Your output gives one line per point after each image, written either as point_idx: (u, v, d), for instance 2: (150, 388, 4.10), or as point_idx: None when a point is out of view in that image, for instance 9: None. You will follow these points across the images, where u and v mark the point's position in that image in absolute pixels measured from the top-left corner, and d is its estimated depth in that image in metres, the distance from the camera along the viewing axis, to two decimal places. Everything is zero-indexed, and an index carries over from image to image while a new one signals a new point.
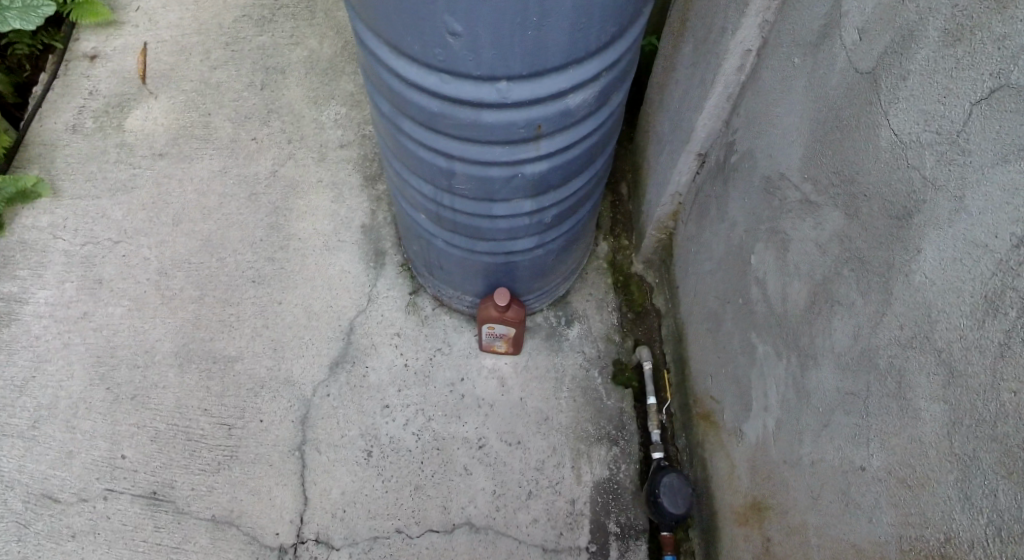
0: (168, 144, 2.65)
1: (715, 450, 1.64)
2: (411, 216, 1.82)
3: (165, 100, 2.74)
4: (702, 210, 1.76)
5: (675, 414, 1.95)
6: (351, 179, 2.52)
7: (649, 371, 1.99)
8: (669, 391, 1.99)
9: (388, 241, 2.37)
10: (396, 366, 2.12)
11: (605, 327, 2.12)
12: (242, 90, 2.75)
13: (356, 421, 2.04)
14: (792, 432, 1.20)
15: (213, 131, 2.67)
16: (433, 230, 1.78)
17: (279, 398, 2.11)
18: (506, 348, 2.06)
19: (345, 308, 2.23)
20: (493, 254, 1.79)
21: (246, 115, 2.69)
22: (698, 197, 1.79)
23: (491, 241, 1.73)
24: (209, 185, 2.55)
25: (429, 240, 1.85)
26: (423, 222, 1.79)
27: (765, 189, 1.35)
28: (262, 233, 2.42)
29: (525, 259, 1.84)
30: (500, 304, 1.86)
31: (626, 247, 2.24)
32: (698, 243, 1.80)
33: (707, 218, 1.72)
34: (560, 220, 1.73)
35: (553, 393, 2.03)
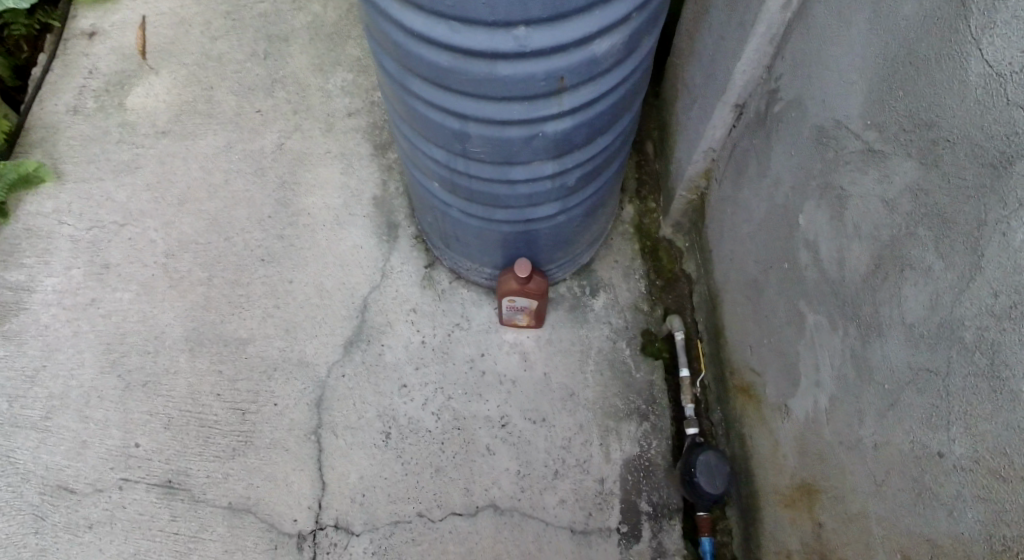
0: (170, 121, 2.55)
1: (756, 426, 1.54)
2: (424, 185, 1.70)
3: (166, 75, 2.63)
4: (742, 169, 1.64)
5: (710, 386, 1.85)
6: (360, 149, 2.40)
7: (681, 341, 1.88)
8: (703, 362, 1.88)
9: (401, 213, 2.26)
10: (413, 344, 2.02)
11: (632, 296, 2.00)
12: (245, 61, 2.63)
13: (373, 402, 1.96)
14: (851, 411, 1.09)
15: (216, 105, 2.56)
16: (448, 199, 1.67)
17: (293, 380, 2.03)
18: (528, 322, 1.96)
19: (358, 285, 2.14)
20: (513, 222, 1.67)
21: (250, 86, 2.58)
22: (737, 155, 1.67)
23: (510, 209, 1.62)
24: (215, 161, 2.45)
25: (445, 211, 1.73)
26: (436, 191, 1.67)
27: (817, 142, 1.24)
28: (270, 210, 2.32)
29: (547, 227, 1.72)
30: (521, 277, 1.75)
31: (652, 211, 2.12)
32: (736, 204, 1.68)
33: (747, 177, 1.60)
34: (584, 184, 1.61)
35: (579, 367, 1.93)
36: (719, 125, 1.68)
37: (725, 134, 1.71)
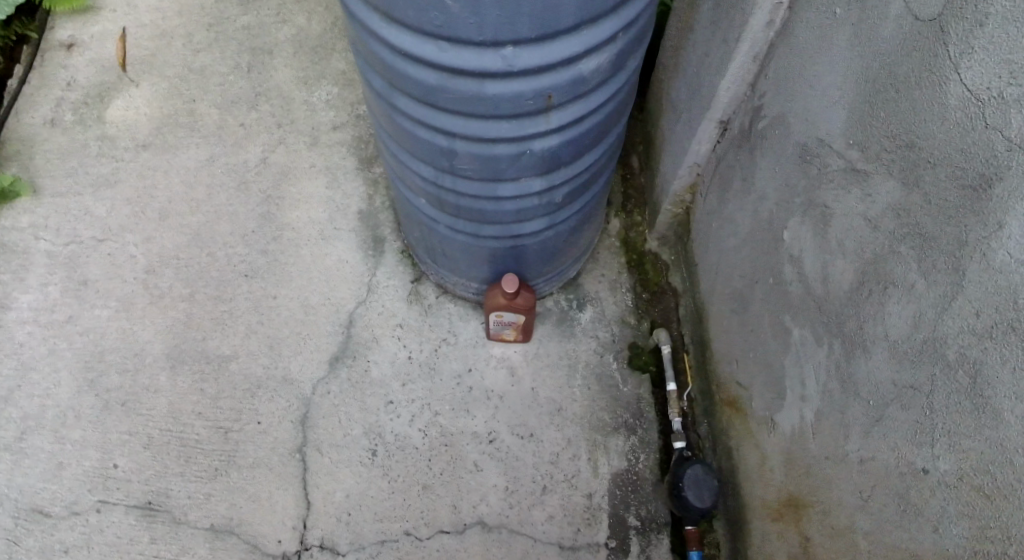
0: (152, 134, 2.54)
1: (743, 438, 1.54)
2: (411, 200, 1.70)
3: (148, 89, 2.62)
4: (727, 184, 1.65)
5: (697, 399, 1.86)
6: (345, 163, 2.40)
7: (668, 355, 1.89)
8: (691, 375, 1.89)
9: (386, 227, 2.25)
10: (400, 359, 2.00)
11: (620, 310, 2.01)
12: (227, 74, 2.63)
13: (359, 419, 1.95)
14: (838, 423, 1.10)
15: (198, 117, 2.56)
16: (435, 214, 1.66)
17: (276, 398, 2.01)
18: (515, 336, 1.95)
19: (343, 300, 2.12)
20: (501, 238, 1.67)
21: (233, 98, 2.58)
22: (721, 170, 1.68)
23: (498, 225, 1.62)
24: (197, 175, 2.45)
25: (432, 226, 1.73)
26: (423, 206, 1.67)
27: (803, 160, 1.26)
28: (253, 225, 2.31)
29: (534, 242, 1.72)
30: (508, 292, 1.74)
31: (639, 224, 2.14)
32: (721, 219, 1.69)
33: (733, 193, 1.62)
34: (571, 199, 1.62)
35: (566, 381, 1.93)
36: (704, 140, 1.70)
37: (710, 150, 1.73)
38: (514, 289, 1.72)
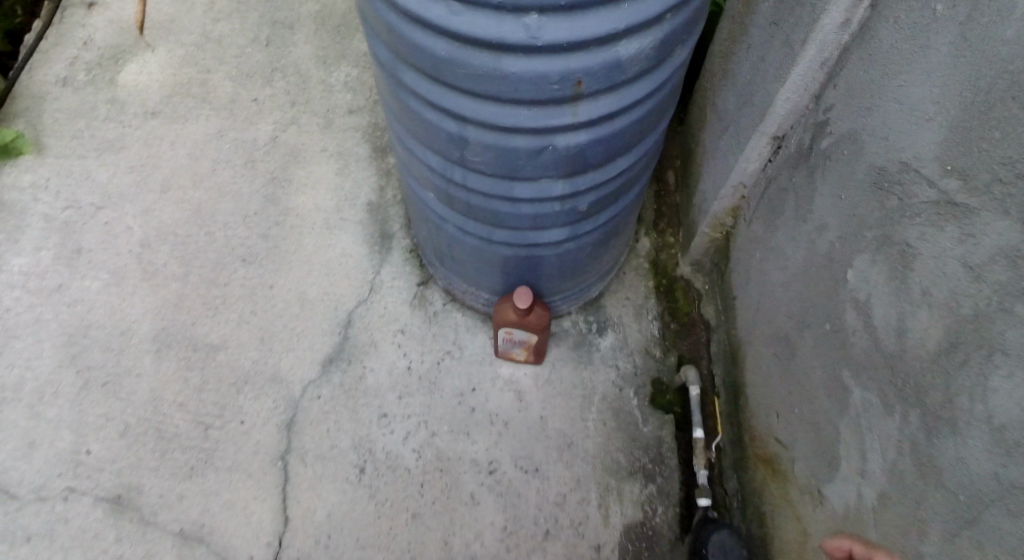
0: (163, 102, 2.39)
1: (789, 516, 1.35)
2: (419, 195, 1.53)
3: (163, 55, 2.48)
4: (778, 207, 1.45)
5: (725, 450, 1.65)
6: (358, 150, 2.23)
7: (696, 397, 1.67)
8: (720, 423, 1.68)
9: (396, 222, 2.07)
10: (398, 369, 1.81)
11: (644, 339, 1.81)
12: (245, 46, 2.48)
13: (348, 431, 1.76)
14: (936, 535, 0.92)
15: (211, 90, 2.41)
16: (443, 212, 1.49)
17: (263, 397, 1.84)
18: (526, 355, 1.75)
19: (344, 297, 1.94)
20: (514, 246, 1.49)
21: (249, 72, 2.43)
22: (771, 192, 1.49)
23: (512, 230, 1.43)
24: (204, 148, 2.30)
25: (441, 226, 1.55)
26: (431, 203, 1.50)
27: (880, 188, 1.07)
28: (256, 205, 2.17)
29: (553, 254, 1.53)
30: (518, 309, 1.54)
31: (670, 247, 1.93)
32: (770, 247, 1.48)
33: (785, 219, 1.41)
34: (597, 210, 1.42)
35: (579, 413, 1.73)
36: (752, 155, 1.50)
37: (759, 169, 1.53)
38: (525, 306, 1.53)
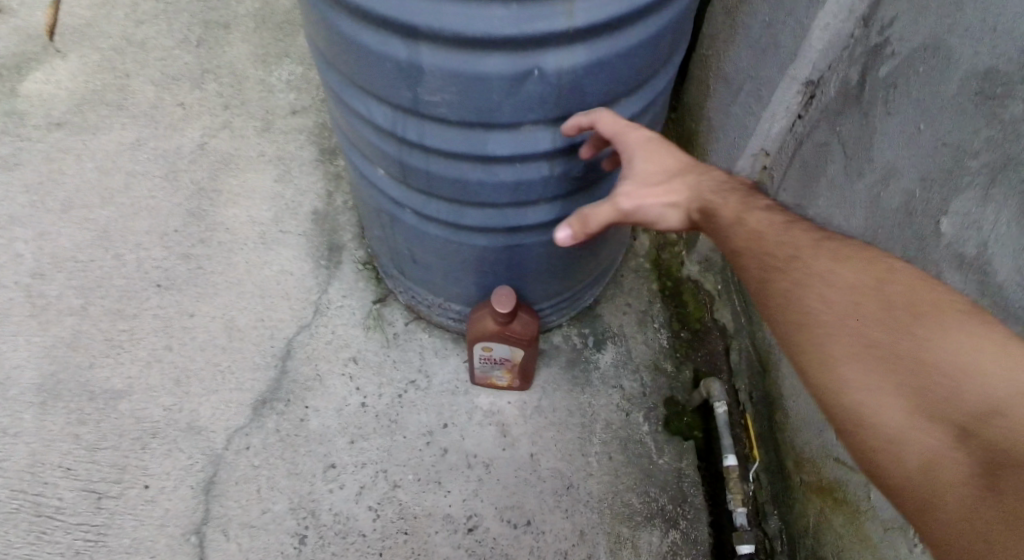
0: (71, 112, 2.04)
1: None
2: (364, 180, 1.18)
3: (75, 60, 2.13)
4: (817, 168, 1.17)
5: (764, 483, 1.31)
6: (302, 154, 1.91)
7: (724, 418, 1.33)
8: (755, 447, 1.33)
9: (347, 231, 1.73)
10: (350, 407, 1.43)
11: (651, 351, 1.46)
12: (173, 48, 2.16)
13: (284, 489, 1.36)
14: None
15: (129, 96, 2.07)
16: (395, 198, 1.14)
17: (175, 453, 1.43)
18: (510, 381, 1.39)
19: (281, 322, 1.57)
20: (490, 235, 1.15)
21: (176, 76, 2.10)
22: (801, 155, 1.22)
23: (485, 209, 1.09)
24: (117, 161, 1.95)
25: (395, 216, 1.19)
26: (379, 187, 1.15)
27: (987, 107, 0.81)
28: (177, 222, 1.82)
29: (538, 242, 1.19)
30: (500, 315, 1.18)
31: (674, 244, 1.62)
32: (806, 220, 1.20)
33: (831, 180, 1.12)
34: (594, 179, 1.11)
35: (579, 448, 1.36)
36: (778, 112, 1.22)
37: (787, 128, 1.25)
38: (510, 311, 1.17)
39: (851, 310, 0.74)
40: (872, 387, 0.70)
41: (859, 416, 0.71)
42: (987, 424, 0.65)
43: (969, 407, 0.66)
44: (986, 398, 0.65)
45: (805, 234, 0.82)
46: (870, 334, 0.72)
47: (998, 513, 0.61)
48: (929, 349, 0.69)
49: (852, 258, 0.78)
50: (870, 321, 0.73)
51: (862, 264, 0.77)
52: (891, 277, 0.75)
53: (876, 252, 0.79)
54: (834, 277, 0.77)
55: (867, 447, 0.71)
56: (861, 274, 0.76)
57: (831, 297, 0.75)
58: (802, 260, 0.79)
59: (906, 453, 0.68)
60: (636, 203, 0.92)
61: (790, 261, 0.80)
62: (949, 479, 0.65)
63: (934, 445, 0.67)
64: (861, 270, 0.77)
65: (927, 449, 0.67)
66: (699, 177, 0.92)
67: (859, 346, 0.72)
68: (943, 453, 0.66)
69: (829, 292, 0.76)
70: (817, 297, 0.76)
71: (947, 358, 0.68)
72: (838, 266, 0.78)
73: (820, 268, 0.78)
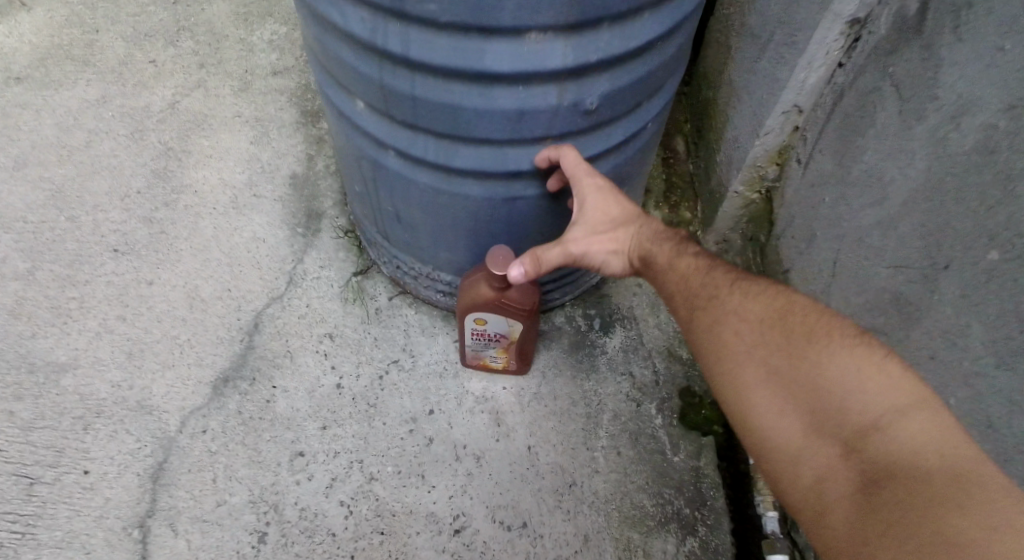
0: (31, 66, 1.86)
1: None
2: (341, 117, 1.00)
3: (40, 13, 1.95)
4: (861, 117, 0.99)
5: None
6: (282, 115, 1.74)
7: None
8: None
9: (327, 197, 1.56)
10: (323, 389, 1.26)
11: (665, 336, 1.32)
12: (147, 3, 1.99)
13: (245, 478, 1.19)
14: None
15: (97, 52, 1.89)
16: (375, 137, 0.96)
17: (121, 434, 1.26)
18: (505, 362, 1.23)
19: (249, 293, 1.40)
20: (488, 183, 0.96)
21: (149, 32, 1.93)
22: (846, 105, 1.03)
23: (481, 144, 0.90)
24: (78, 118, 1.77)
25: (377, 159, 1.00)
26: (357, 125, 0.97)
27: None
28: (140, 183, 1.64)
29: (542, 194, 1.01)
30: (496, 280, 1.01)
31: (688, 223, 1.51)
32: (848, 183, 1.01)
33: (887, 127, 0.93)
34: (613, 117, 0.92)
35: (583, 441, 1.21)
36: (817, 58, 1.03)
37: (827, 78, 1.06)
38: (507, 275, 1.00)
39: (759, 340, 0.80)
40: (774, 411, 0.77)
41: (763, 440, 0.77)
42: (867, 444, 0.70)
43: (853, 428, 0.72)
44: (866, 417, 0.71)
45: (725, 272, 0.88)
46: (774, 362, 0.78)
47: (873, 523, 0.66)
48: (821, 374, 0.75)
49: (761, 294, 0.84)
50: (774, 350, 0.78)
51: (772, 297, 0.83)
52: (794, 308, 0.81)
53: (787, 286, 0.84)
54: (745, 310, 0.83)
55: (778, 471, 0.76)
56: (771, 306, 0.82)
57: (741, 328, 0.81)
58: (719, 300, 0.85)
59: (801, 471, 0.73)
60: (586, 248, 0.94)
61: (711, 298, 0.86)
62: (836, 497, 0.70)
63: (824, 461, 0.72)
64: (769, 303, 0.82)
65: (817, 466, 0.72)
66: (645, 226, 0.95)
67: (764, 375, 0.78)
68: (833, 470, 0.71)
69: (740, 324, 0.82)
70: (730, 330, 0.82)
71: (837, 383, 0.74)
72: (749, 300, 0.83)
73: (734, 304, 0.83)
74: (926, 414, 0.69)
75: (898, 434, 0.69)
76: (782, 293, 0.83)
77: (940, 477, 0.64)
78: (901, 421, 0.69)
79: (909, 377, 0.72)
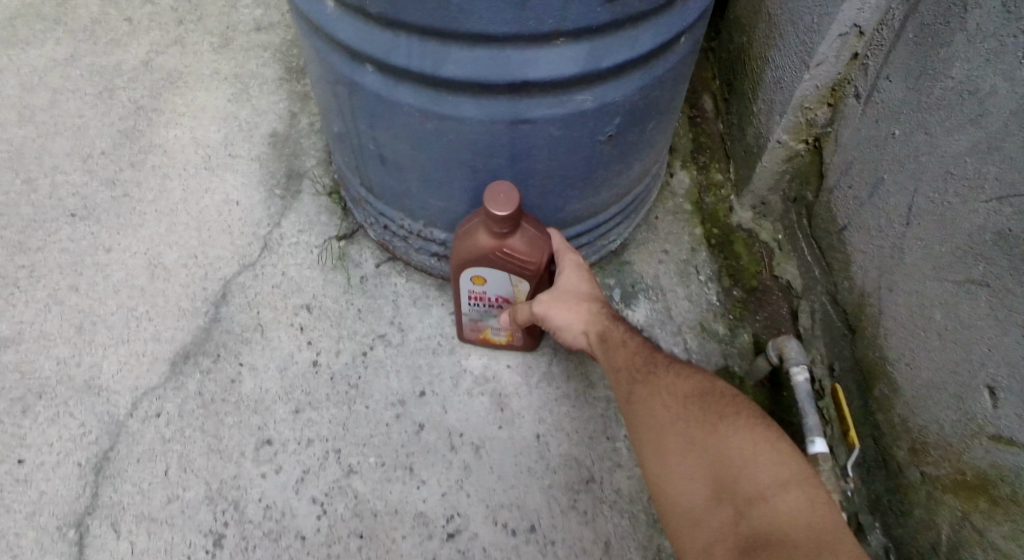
0: None
1: None
2: (314, 26, 0.86)
3: None
4: (944, 23, 0.81)
5: (859, 485, 0.95)
6: (264, 72, 1.52)
7: (808, 392, 0.99)
8: (851, 428, 0.95)
9: (311, 157, 1.38)
10: (297, 368, 1.09)
11: (697, 309, 1.13)
12: None
13: (202, 469, 1.02)
14: None
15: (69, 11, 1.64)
16: (352, 45, 0.82)
17: (64, 419, 1.08)
18: (510, 335, 1.06)
19: (218, 260, 1.23)
20: (485, 101, 0.82)
21: None
22: (921, 14, 0.85)
23: (477, 43, 0.75)
24: (43, 79, 1.52)
25: (355, 80, 0.87)
26: (331, 30, 0.82)
27: None
28: (105, 143, 1.42)
29: (554, 119, 0.85)
30: (496, 222, 0.84)
31: (720, 185, 1.26)
32: (927, 110, 0.84)
33: (984, 28, 0.75)
34: (640, 13, 0.76)
35: (602, 429, 1.03)
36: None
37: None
38: (510, 215, 0.83)
39: (682, 414, 0.79)
40: (685, 477, 0.76)
41: (671, 503, 0.77)
42: (755, 512, 0.72)
43: (748, 499, 0.73)
44: (756, 486, 0.73)
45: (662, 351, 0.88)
46: (692, 434, 0.78)
47: None
48: (728, 447, 0.76)
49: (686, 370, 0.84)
50: (692, 422, 0.79)
51: (700, 377, 0.83)
52: (718, 387, 0.82)
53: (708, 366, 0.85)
54: (675, 384, 0.82)
55: (678, 534, 0.76)
56: (696, 384, 0.82)
57: (669, 401, 0.81)
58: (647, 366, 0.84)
59: (697, 534, 0.74)
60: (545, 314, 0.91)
61: (642, 369, 0.84)
62: None
63: (719, 526, 0.73)
64: (691, 379, 0.83)
65: (712, 530, 0.73)
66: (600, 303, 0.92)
67: (683, 446, 0.78)
68: (722, 536, 0.72)
69: (668, 398, 0.81)
70: (659, 402, 0.81)
71: (740, 458, 0.75)
72: (678, 376, 0.83)
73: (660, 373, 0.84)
74: (808, 491, 0.72)
75: (779, 506, 0.71)
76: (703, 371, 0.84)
77: (809, 549, 0.67)
78: (783, 494, 0.72)
79: (800, 457, 0.75)
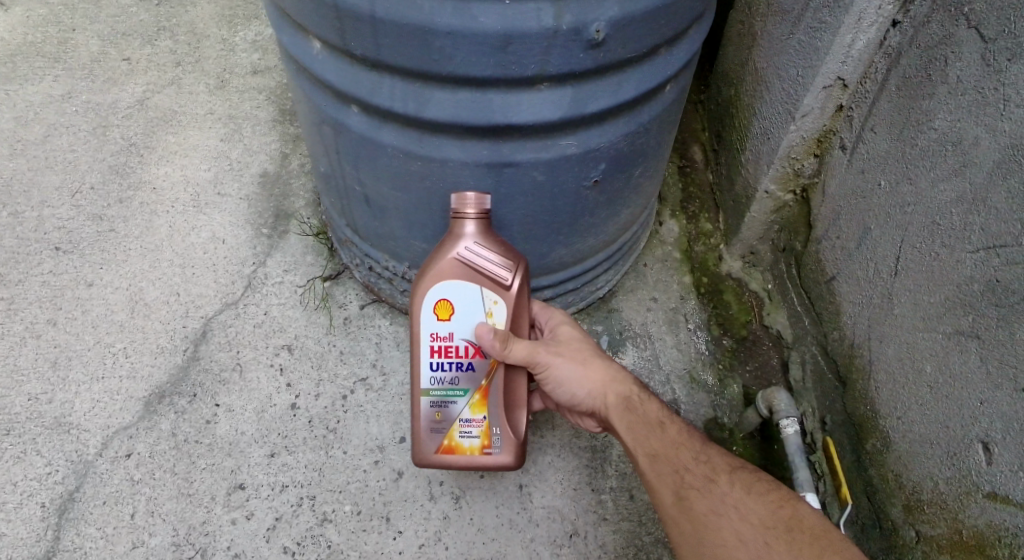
0: None
1: None
2: (300, 64, 0.86)
3: (18, 13, 1.69)
4: (926, 75, 0.82)
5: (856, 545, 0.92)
6: (258, 113, 1.52)
7: (798, 446, 0.97)
8: (844, 483, 0.93)
9: (300, 198, 1.36)
10: (274, 411, 1.07)
11: (685, 358, 1.12)
12: (126, 3, 1.73)
13: (170, 513, 0.98)
14: None
15: (69, 50, 1.62)
16: (335, 83, 0.81)
17: (30, 458, 1.04)
18: (485, 437, 0.88)
19: (201, 298, 1.21)
20: (472, 143, 0.82)
21: (126, 30, 1.67)
22: (903, 67, 0.87)
23: (461, 86, 0.76)
24: (39, 114, 1.50)
25: (339, 120, 0.87)
26: (316, 68, 0.82)
27: None
28: (95, 178, 1.40)
29: (539, 164, 0.85)
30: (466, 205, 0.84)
31: (709, 234, 1.26)
32: (911, 160, 0.85)
33: (966, 80, 0.76)
34: (624, 60, 0.77)
35: (587, 480, 1.00)
36: (867, 13, 0.86)
37: (878, 40, 0.89)
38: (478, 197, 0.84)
39: (759, 546, 0.73)
40: None
41: None
42: None
43: None
44: None
45: (724, 457, 0.82)
46: None
47: None
48: None
49: (765, 495, 0.77)
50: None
51: (779, 502, 0.77)
52: (802, 518, 0.74)
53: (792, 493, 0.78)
54: (749, 509, 0.76)
55: None
56: (774, 508, 0.76)
57: (742, 528, 0.74)
58: (713, 482, 0.79)
59: None
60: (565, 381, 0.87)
61: (707, 486, 0.78)
62: None
63: None
64: (770, 507, 0.76)
65: None
66: (637, 392, 0.88)
67: None
68: None
69: (742, 527, 0.75)
70: (731, 530, 0.75)
71: None
72: (750, 497, 0.77)
73: (733, 495, 0.77)
74: None
75: None
76: (786, 499, 0.77)
77: None
78: None
79: None
